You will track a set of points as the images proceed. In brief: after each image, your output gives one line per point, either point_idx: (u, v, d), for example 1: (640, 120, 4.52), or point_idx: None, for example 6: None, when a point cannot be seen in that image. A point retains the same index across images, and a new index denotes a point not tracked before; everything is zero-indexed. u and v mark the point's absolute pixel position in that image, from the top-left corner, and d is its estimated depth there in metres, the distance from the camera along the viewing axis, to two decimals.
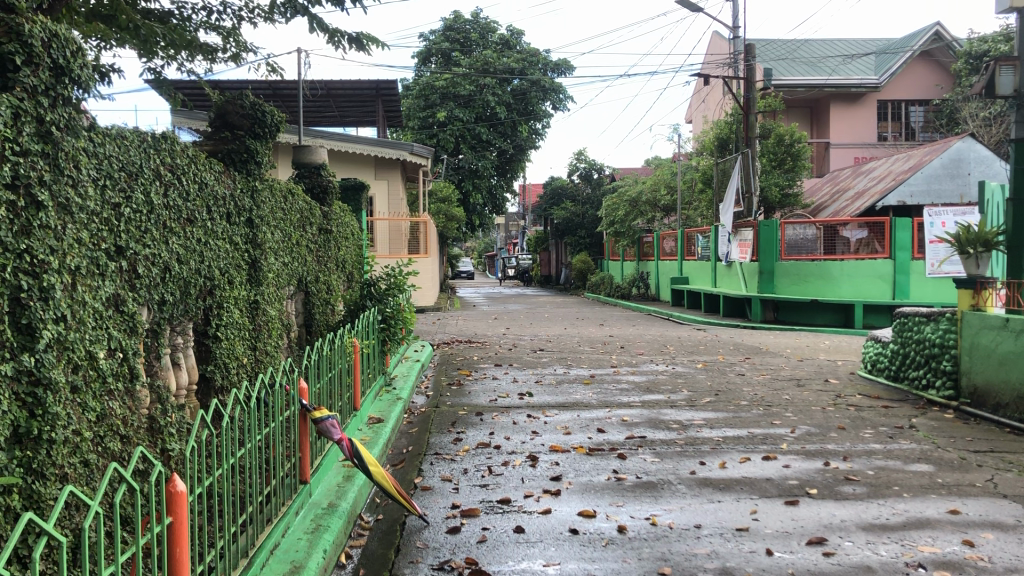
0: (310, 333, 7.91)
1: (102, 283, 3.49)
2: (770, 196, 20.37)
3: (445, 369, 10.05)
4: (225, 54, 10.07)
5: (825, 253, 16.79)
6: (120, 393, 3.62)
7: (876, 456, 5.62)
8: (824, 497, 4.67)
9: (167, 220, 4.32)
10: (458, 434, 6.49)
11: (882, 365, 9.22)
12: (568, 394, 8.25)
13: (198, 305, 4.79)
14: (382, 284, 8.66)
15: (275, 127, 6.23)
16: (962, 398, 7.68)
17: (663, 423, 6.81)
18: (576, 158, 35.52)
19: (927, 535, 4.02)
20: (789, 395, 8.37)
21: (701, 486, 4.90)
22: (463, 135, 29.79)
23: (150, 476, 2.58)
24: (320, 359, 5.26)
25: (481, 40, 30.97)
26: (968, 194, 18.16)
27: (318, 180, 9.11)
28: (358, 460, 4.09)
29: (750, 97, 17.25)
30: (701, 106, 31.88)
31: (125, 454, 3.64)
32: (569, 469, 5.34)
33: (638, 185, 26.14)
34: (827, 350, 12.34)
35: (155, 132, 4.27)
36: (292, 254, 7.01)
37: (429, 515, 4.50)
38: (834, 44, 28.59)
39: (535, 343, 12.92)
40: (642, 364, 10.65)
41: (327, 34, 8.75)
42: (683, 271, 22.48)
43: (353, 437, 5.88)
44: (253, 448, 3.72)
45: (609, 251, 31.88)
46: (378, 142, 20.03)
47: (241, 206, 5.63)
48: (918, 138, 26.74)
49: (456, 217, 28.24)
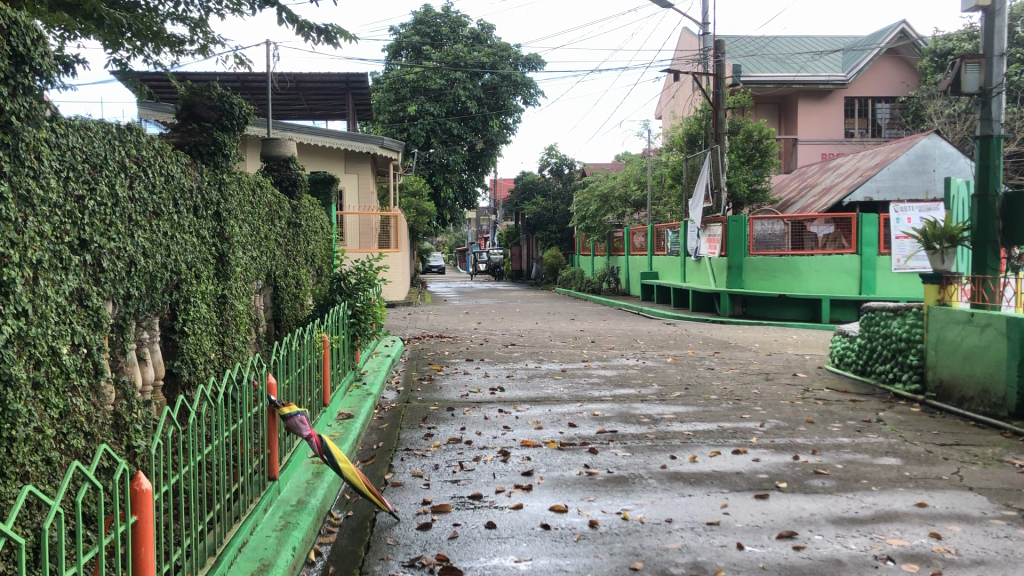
0: (278, 329, 7.85)
1: (66, 276, 3.42)
2: (739, 191, 20.53)
3: (416, 364, 10.01)
4: (192, 46, 9.93)
5: (792, 249, 16.97)
6: (84, 389, 3.56)
7: (845, 450, 5.67)
8: (794, 491, 4.70)
9: (133, 213, 4.23)
10: (430, 429, 6.45)
11: (849, 359, 9.31)
12: (539, 389, 8.25)
13: (165, 299, 4.72)
14: (352, 278, 8.58)
15: (242, 119, 6.15)
16: (928, 392, 7.77)
17: (633, 417, 6.83)
18: (547, 153, 35.54)
19: (895, 528, 4.06)
20: (758, 389, 8.43)
21: (672, 481, 4.91)
22: (434, 129, 29.70)
23: (114, 475, 2.51)
24: (289, 355, 5.21)
25: (452, 34, 30.86)
26: (933, 190, 18.39)
27: (287, 173, 9.01)
28: (328, 457, 4.06)
29: (719, 93, 17.33)
30: (671, 101, 32.00)
31: (89, 452, 3.57)
32: (541, 464, 5.33)
33: (609, 180, 26.18)
34: (794, 344, 12.44)
35: (120, 123, 4.19)
36: (260, 248, 6.93)
37: (399, 511, 4.48)
38: (802, 41, 28.82)
39: (506, 338, 12.91)
40: (613, 358, 10.68)
41: (296, 26, 8.65)
42: (653, 266, 22.58)
43: (323, 433, 5.83)
44: (220, 444, 3.67)
45: (580, 246, 31.95)
46: (348, 135, 19.89)
47: (209, 199, 5.55)
48: (884, 135, 27.03)
49: (427, 211, 28.16)
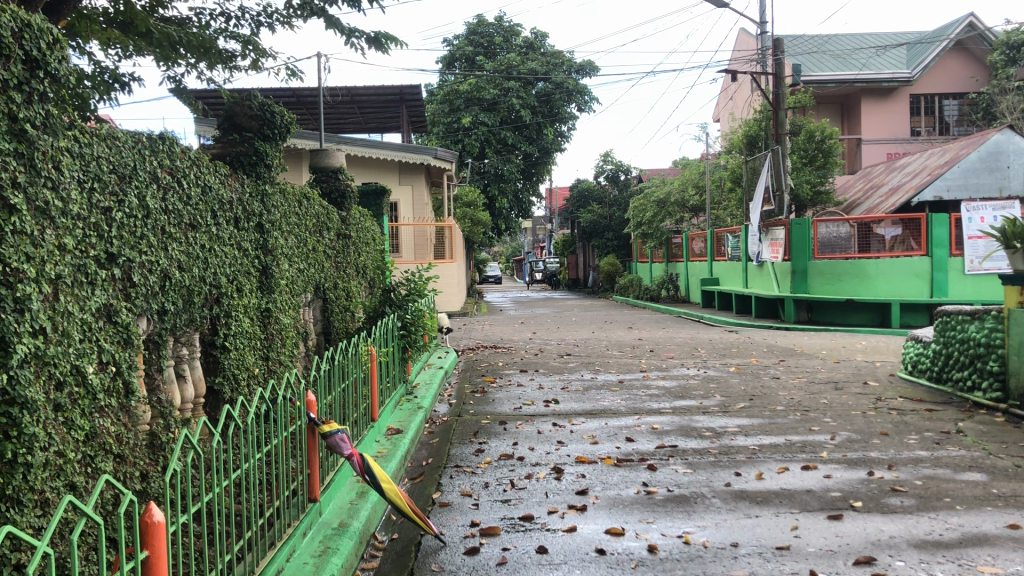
0: (328, 342, 7.68)
1: (92, 293, 3.27)
2: (802, 193, 19.96)
3: (469, 376, 9.79)
4: (245, 61, 9.87)
5: (859, 251, 16.38)
6: (114, 410, 3.40)
7: (924, 465, 5.27)
8: (871, 510, 4.34)
9: (165, 225, 4.08)
10: (480, 444, 6.21)
11: (924, 367, 8.85)
12: (596, 401, 7.95)
13: (204, 313, 4.56)
14: (402, 290, 8.40)
15: (284, 128, 6.05)
16: (1010, 400, 7.29)
17: (695, 431, 6.50)
18: (603, 160, 35.23)
19: (986, 553, 3.70)
20: (827, 399, 8.01)
21: (737, 500, 4.59)
22: (488, 139, 29.62)
23: (118, 511, 2.31)
24: (333, 370, 5.01)
25: (505, 44, 30.67)
26: (1006, 187, 17.62)
27: (336, 184, 8.88)
28: (370, 477, 3.84)
29: (779, 93, 16.84)
30: (729, 103, 31.45)
31: (120, 474, 3.42)
32: (597, 482, 5.06)
33: (666, 186, 25.80)
34: (864, 351, 11.92)
35: (151, 133, 4.05)
36: (307, 260, 6.78)
37: (446, 534, 4.25)
38: (864, 38, 28.04)
39: (563, 348, 12.62)
40: (673, 368, 10.32)
41: (345, 34, 8.54)
42: (713, 272, 22.08)
43: (370, 450, 5.61)
44: (253, 465, 3.49)
45: (638, 253, 31.48)
46: (403, 147, 19.84)
47: (250, 211, 5.40)
48: (952, 132, 26.15)
49: (482, 221, 27.99)
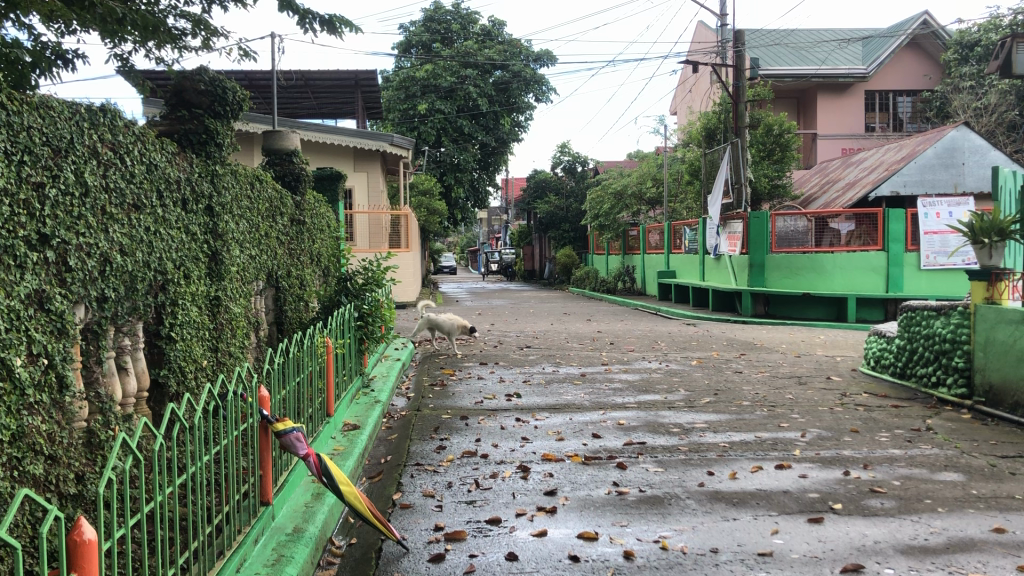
0: (281, 332, 7.36)
1: (20, 277, 2.95)
2: (760, 186, 20.00)
3: (428, 368, 9.51)
4: (195, 40, 9.40)
5: (815, 246, 16.39)
6: (46, 406, 3.08)
7: (899, 464, 5.13)
8: (852, 513, 4.18)
9: (107, 205, 3.75)
10: (442, 441, 5.95)
11: (887, 362, 8.80)
12: (559, 395, 7.73)
13: (148, 300, 4.23)
14: (359, 279, 8.06)
15: (236, 105, 5.72)
16: (975, 396, 7.22)
17: (663, 427, 6.31)
18: (560, 151, 35.02)
19: (976, 559, 3.54)
20: (792, 394, 7.90)
21: (713, 502, 4.40)
22: (444, 127, 29.24)
23: (43, 525, 2.04)
24: (286, 362, 4.71)
25: (462, 32, 30.30)
26: (962, 183, 17.87)
27: (290, 168, 8.50)
28: (327, 479, 3.54)
29: (738, 85, 16.73)
30: (688, 96, 31.49)
31: (52, 477, 3.11)
32: (565, 482, 4.83)
33: (623, 177, 25.73)
34: (824, 345, 11.89)
35: (91, 104, 3.71)
36: (259, 246, 6.43)
37: (408, 539, 3.98)
38: (822, 34, 28.21)
39: (522, 340, 12.39)
40: (634, 361, 10.16)
41: (299, 15, 8.17)
42: (670, 264, 22.05)
43: (325, 446, 5.32)
44: (199, 465, 3.17)
45: (594, 245, 31.38)
46: (358, 133, 19.40)
47: (199, 192, 5.07)
48: (906, 129, 26.41)
49: (438, 210, 27.64)
